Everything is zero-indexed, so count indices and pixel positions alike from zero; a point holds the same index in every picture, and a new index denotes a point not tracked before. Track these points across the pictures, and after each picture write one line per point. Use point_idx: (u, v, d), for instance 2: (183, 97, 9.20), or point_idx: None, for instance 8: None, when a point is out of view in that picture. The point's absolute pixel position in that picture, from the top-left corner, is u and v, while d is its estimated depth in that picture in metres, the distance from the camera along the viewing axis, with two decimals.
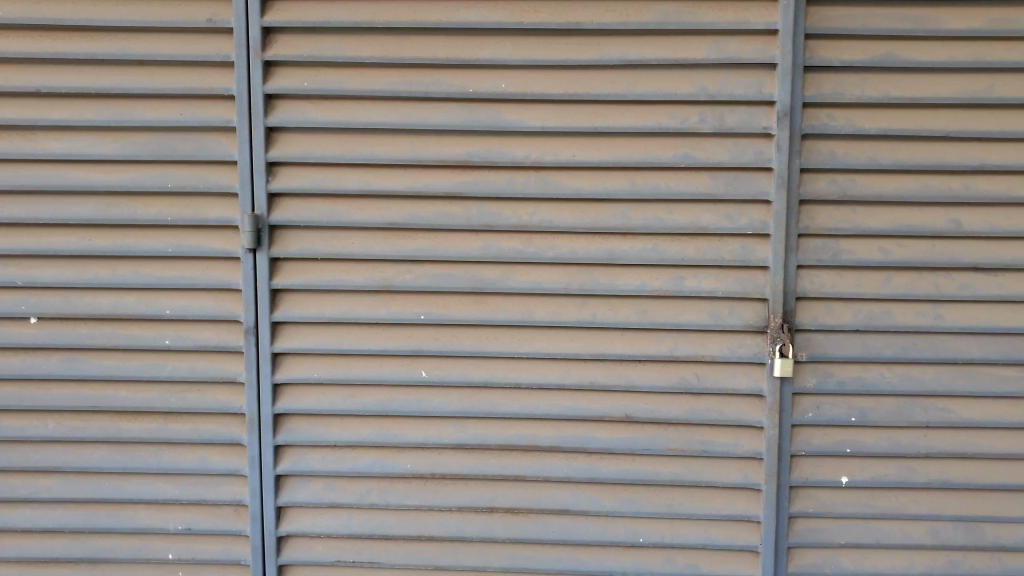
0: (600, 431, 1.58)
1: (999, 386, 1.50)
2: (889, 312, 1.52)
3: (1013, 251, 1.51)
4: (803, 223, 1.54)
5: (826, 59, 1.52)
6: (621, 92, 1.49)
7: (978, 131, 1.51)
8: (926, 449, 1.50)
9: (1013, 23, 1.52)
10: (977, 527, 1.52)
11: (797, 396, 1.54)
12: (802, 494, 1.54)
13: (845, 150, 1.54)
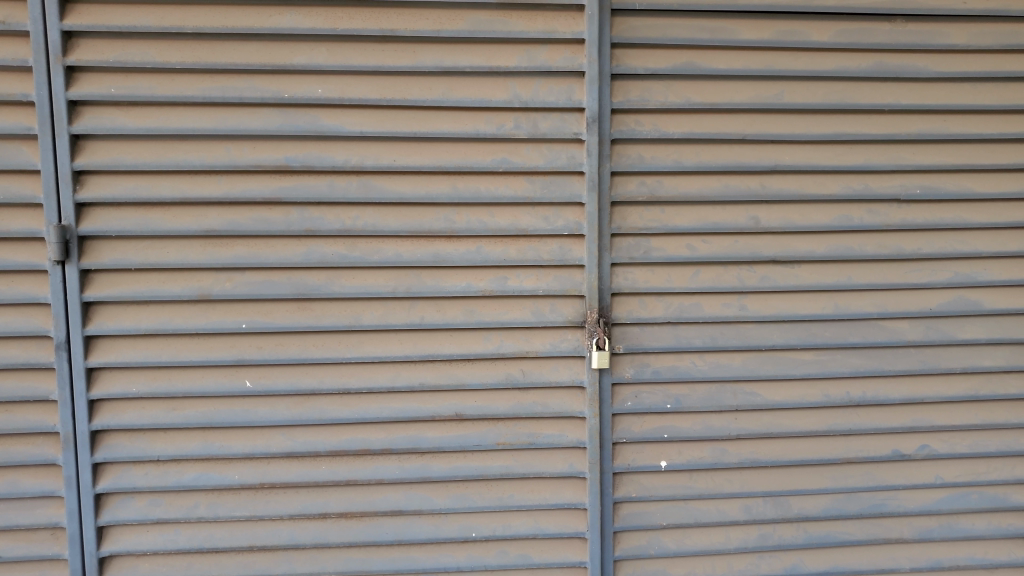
0: (432, 430, 1.53)
1: (797, 369, 1.59)
2: (699, 304, 1.57)
3: (807, 244, 1.57)
4: (615, 223, 1.52)
5: (632, 67, 1.48)
6: (437, 98, 1.44)
7: (775, 134, 1.53)
8: (736, 432, 1.59)
9: (806, 31, 1.52)
10: (784, 500, 1.63)
11: (617, 386, 1.57)
12: (626, 479, 1.59)
13: (652, 154, 1.52)
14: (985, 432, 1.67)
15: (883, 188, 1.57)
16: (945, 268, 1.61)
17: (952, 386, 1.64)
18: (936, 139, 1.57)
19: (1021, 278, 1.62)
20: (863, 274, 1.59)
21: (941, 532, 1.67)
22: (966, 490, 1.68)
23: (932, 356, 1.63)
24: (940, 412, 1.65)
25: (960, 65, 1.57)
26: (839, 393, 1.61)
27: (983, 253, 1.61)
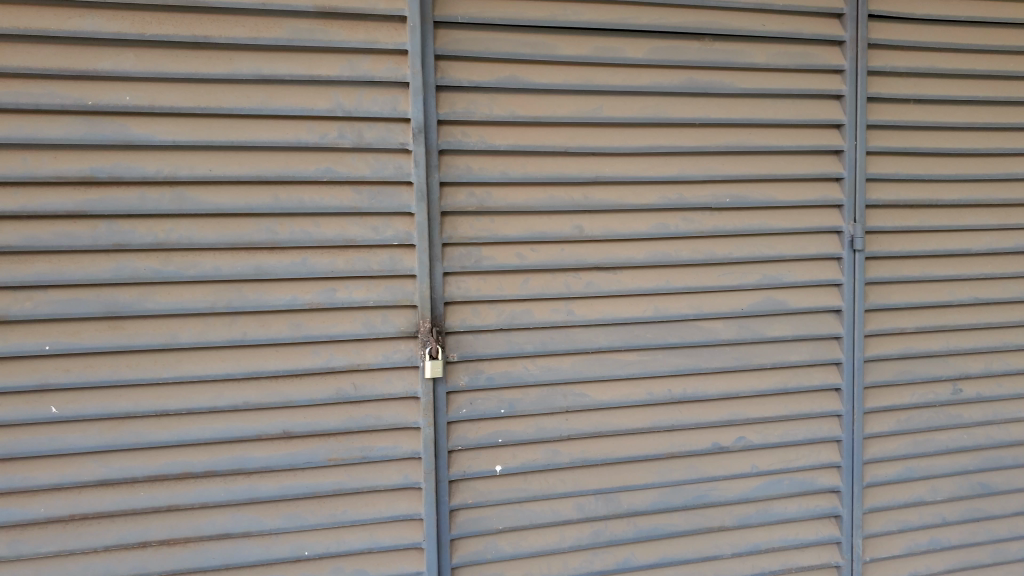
0: (259, 449, 1.48)
1: (622, 370, 1.66)
2: (529, 311, 1.60)
3: (627, 251, 1.65)
4: (446, 233, 1.52)
5: (456, 79, 1.49)
6: (256, 107, 1.40)
7: (595, 147, 1.59)
8: (567, 433, 1.64)
9: (621, 48, 1.59)
10: (614, 497, 1.69)
11: (452, 394, 1.57)
12: (462, 486, 1.60)
13: (479, 164, 1.53)
14: (793, 422, 1.79)
15: (695, 198, 1.66)
16: (753, 271, 1.73)
17: (763, 381, 1.76)
18: (741, 151, 1.68)
19: (819, 279, 1.76)
20: (679, 278, 1.68)
21: (758, 517, 1.78)
22: (779, 476, 1.79)
23: (744, 353, 1.74)
24: (752, 405, 1.76)
25: (761, 83, 1.68)
26: (661, 391, 1.69)
27: (785, 256, 1.73)
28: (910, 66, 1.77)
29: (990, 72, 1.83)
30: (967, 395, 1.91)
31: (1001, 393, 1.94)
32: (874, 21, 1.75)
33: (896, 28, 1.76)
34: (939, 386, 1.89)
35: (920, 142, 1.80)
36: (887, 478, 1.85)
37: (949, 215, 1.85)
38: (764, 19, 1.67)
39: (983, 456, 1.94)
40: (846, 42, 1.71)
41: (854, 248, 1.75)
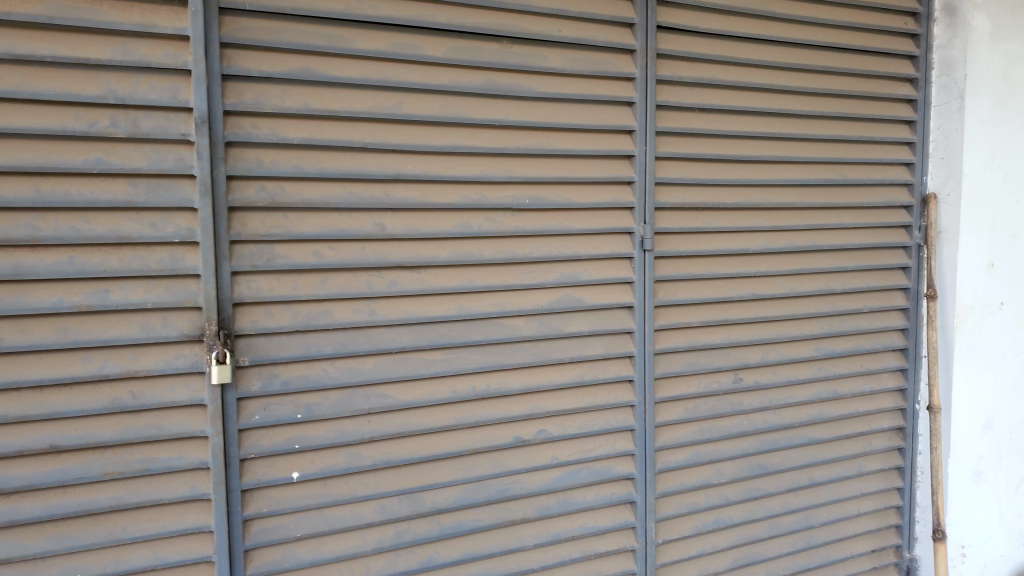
0: (21, 466, 1.33)
1: (426, 369, 1.65)
2: (327, 311, 1.55)
3: (430, 250, 1.63)
4: (235, 230, 1.44)
5: (244, 69, 1.42)
6: (11, 89, 1.26)
7: (395, 144, 1.56)
8: (368, 435, 1.60)
9: (420, 45, 1.58)
10: (417, 496, 1.67)
11: (243, 401, 1.50)
12: (256, 495, 1.52)
13: (271, 158, 1.47)
14: (591, 414, 1.86)
15: (496, 198, 1.68)
16: (552, 270, 1.77)
17: (562, 375, 1.81)
18: (540, 153, 1.72)
19: (613, 276, 1.84)
20: (480, 276, 1.69)
21: (558, 508, 1.82)
22: (579, 466, 1.84)
23: (544, 349, 1.78)
24: (552, 399, 1.80)
25: (558, 87, 1.73)
26: (464, 388, 1.70)
27: (581, 255, 1.79)
28: (695, 77, 1.88)
29: (763, 86, 1.98)
30: (746, 382, 2.06)
31: (775, 380, 2.11)
32: (663, 32, 1.84)
33: (683, 40, 1.87)
34: (722, 376, 2.03)
35: (705, 148, 1.92)
36: (677, 463, 1.96)
37: (730, 218, 1.98)
38: (561, 24, 1.72)
39: (760, 439, 2.11)
40: (637, 51, 1.79)
41: (644, 248, 1.85)
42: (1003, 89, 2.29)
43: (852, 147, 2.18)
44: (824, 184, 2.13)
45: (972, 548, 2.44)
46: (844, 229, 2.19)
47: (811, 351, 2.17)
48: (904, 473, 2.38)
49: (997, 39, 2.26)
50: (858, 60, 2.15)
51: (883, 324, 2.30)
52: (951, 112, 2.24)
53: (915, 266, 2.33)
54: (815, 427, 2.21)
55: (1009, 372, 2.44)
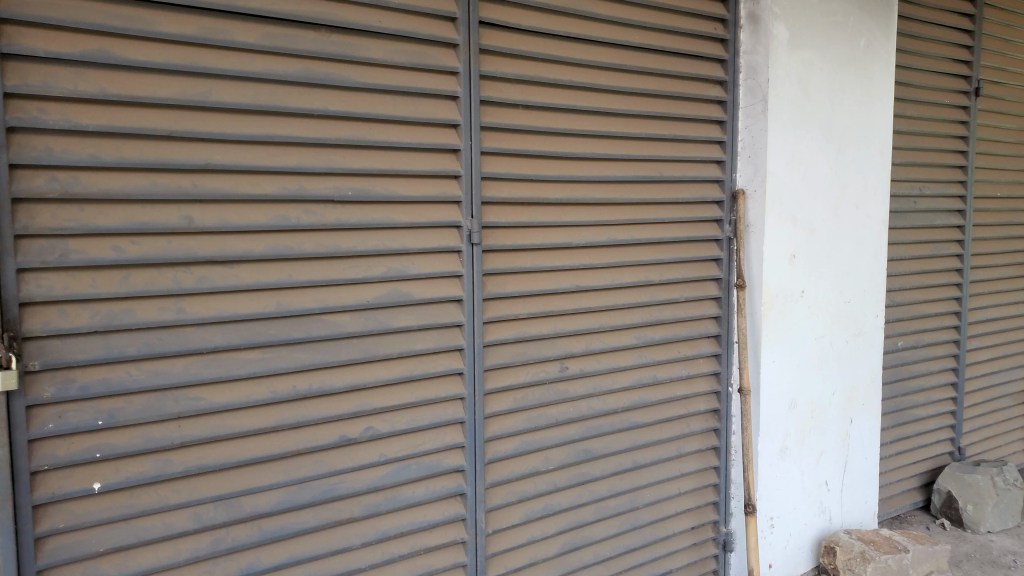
0: None
1: (243, 369, 1.59)
2: (129, 310, 1.46)
3: (246, 244, 1.57)
4: (19, 223, 1.32)
5: (28, 48, 1.30)
6: None
7: (205, 132, 1.49)
8: (180, 440, 1.52)
9: (231, 30, 1.51)
10: (234, 502, 1.60)
11: (34, 409, 1.38)
12: (51, 510, 1.41)
13: (62, 146, 1.36)
14: (420, 409, 1.85)
15: (317, 190, 1.63)
16: (377, 264, 1.75)
17: (389, 370, 1.79)
18: (362, 145, 1.69)
19: (440, 270, 1.83)
20: (301, 271, 1.64)
21: (386, 505, 1.80)
22: (406, 462, 1.83)
23: (370, 345, 1.75)
24: (379, 395, 1.78)
25: (380, 78, 1.70)
26: (284, 388, 1.64)
27: (408, 249, 1.77)
28: (517, 73, 1.91)
29: (582, 84, 2.04)
30: (572, 371, 2.13)
31: (598, 368, 2.19)
32: (484, 28, 1.86)
33: (505, 37, 1.89)
34: (547, 365, 2.09)
35: (528, 144, 1.96)
36: (506, 453, 2.00)
37: (553, 212, 2.04)
38: (382, 15, 1.69)
39: (585, 425, 2.18)
40: (459, 45, 1.80)
41: (470, 242, 1.86)
42: (801, 93, 2.48)
43: (668, 145, 2.29)
44: (642, 180, 2.23)
45: (779, 518, 2.64)
46: (660, 223, 2.30)
47: (632, 339, 2.27)
48: (720, 452, 2.54)
49: (796, 48, 2.43)
50: (672, 62, 2.26)
51: (698, 313, 2.44)
52: (756, 114, 2.40)
53: (726, 258, 2.48)
54: (637, 411, 2.31)
55: (808, 355, 2.66)
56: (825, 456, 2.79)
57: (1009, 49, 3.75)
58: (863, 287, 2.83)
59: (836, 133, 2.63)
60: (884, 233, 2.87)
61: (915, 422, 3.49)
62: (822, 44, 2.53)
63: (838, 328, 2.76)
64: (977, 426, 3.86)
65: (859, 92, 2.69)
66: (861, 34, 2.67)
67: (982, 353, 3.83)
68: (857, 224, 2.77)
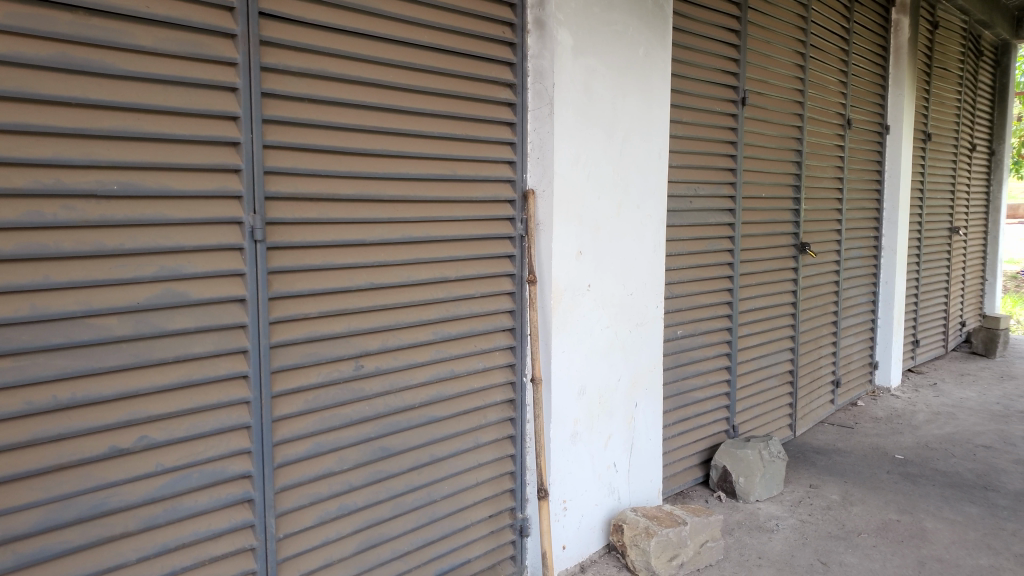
0: None
1: None
2: None
3: None
4: None
5: None
6: None
7: None
8: None
9: None
10: None
11: None
12: None
13: None
14: (202, 414, 1.77)
15: (77, 183, 1.52)
16: (151, 263, 1.65)
17: (166, 375, 1.70)
18: (131, 137, 1.59)
19: (220, 269, 1.76)
20: (61, 271, 1.53)
21: (165, 516, 1.71)
22: (187, 471, 1.75)
23: (144, 349, 1.66)
24: (154, 402, 1.69)
25: (150, 66, 1.61)
26: (44, 399, 1.52)
27: (184, 247, 1.69)
28: (302, 67, 1.88)
29: (370, 80, 2.04)
30: (367, 369, 2.12)
31: (394, 365, 2.19)
32: (265, 19, 1.81)
33: (287, 29, 1.85)
34: (341, 364, 2.06)
35: (315, 139, 1.93)
36: (297, 455, 1.96)
37: (343, 209, 2.02)
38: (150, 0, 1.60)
39: (382, 423, 2.18)
40: (238, 35, 1.74)
41: (254, 239, 1.81)
42: (585, 98, 2.61)
43: (460, 144, 2.33)
44: (434, 178, 2.26)
45: (571, 501, 2.78)
46: (454, 221, 2.34)
47: (429, 335, 2.29)
48: (515, 441, 2.63)
49: (579, 55, 2.56)
50: (461, 63, 2.31)
51: (493, 307, 2.50)
52: (543, 116, 2.50)
53: (519, 254, 2.57)
54: (434, 406, 2.34)
55: (596, 345, 2.81)
56: (612, 439, 2.96)
57: (769, 64, 4.15)
58: (644, 280, 3.03)
59: (618, 136, 2.80)
60: (662, 230, 3.09)
61: (695, 404, 3.79)
62: (603, 51, 2.67)
63: (623, 319, 2.94)
64: (749, 405, 4.24)
65: (638, 98, 2.87)
66: (639, 44, 2.85)
67: (751, 339, 4.22)
68: (638, 222, 2.96)
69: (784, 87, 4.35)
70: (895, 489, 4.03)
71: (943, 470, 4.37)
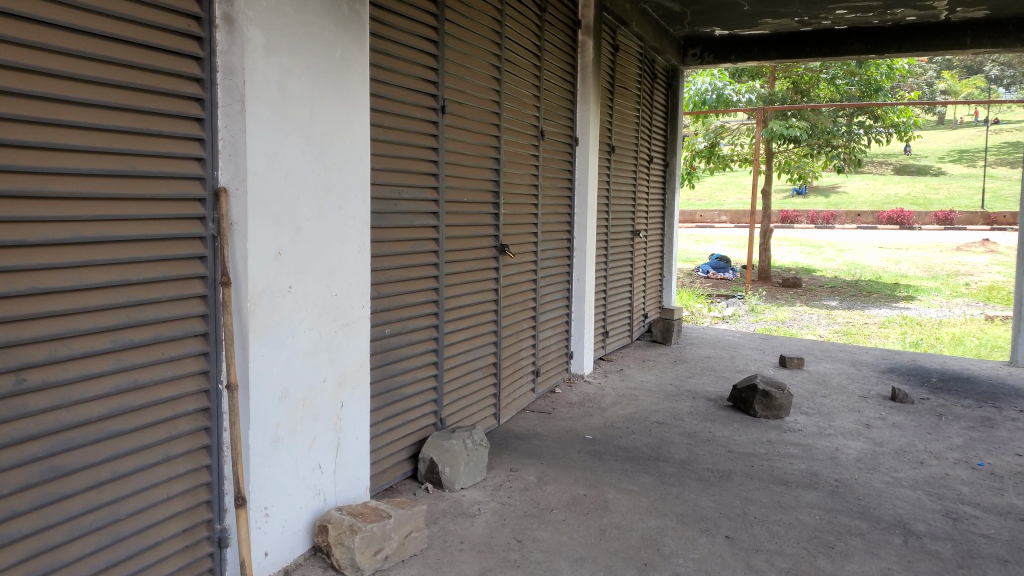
0: None
1: None
2: None
3: None
4: None
5: None
6: None
7: None
8: None
9: None
10: None
11: None
12: None
13: None
14: None
15: None
16: None
17: None
18: None
19: None
20: None
21: None
22: None
23: None
24: None
25: None
26: None
27: None
28: None
29: (27, 67, 1.90)
30: (31, 383, 1.95)
31: (65, 377, 2.03)
32: None
33: None
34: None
35: None
36: None
37: None
38: None
39: (52, 440, 2.00)
40: None
41: None
42: (280, 97, 2.59)
43: (141, 139, 2.22)
44: (111, 174, 2.13)
45: (274, 507, 2.73)
46: (136, 220, 2.22)
47: (107, 343, 2.15)
48: (211, 450, 2.53)
49: (272, 53, 2.53)
50: (140, 54, 2.20)
51: (183, 311, 2.39)
52: (234, 113, 2.44)
53: (212, 255, 2.48)
54: (115, 419, 2.19)
55: (297, 346, 2.79)
56: (317, 441, 2.96)
57: (467, 74, 4.39)
58: (348, 281, 3.06)
59: (316, 138, 2.80)
60: (366, 232, 3.14)
61: (404, 400, 3.89)
62: (298, 52, 2.66)
63: (326, 319, 2.94)
64: (455, 398, 4.43)
65: (336, 101, 2.90)
66: (335, 47, 2.88)
67: (457, 335, 4.42)
68: (341, 223, 2.98)
69: (482, 98, 4.61)
70: (583, 467, 4.45)
71: (624, 447, 4.90)
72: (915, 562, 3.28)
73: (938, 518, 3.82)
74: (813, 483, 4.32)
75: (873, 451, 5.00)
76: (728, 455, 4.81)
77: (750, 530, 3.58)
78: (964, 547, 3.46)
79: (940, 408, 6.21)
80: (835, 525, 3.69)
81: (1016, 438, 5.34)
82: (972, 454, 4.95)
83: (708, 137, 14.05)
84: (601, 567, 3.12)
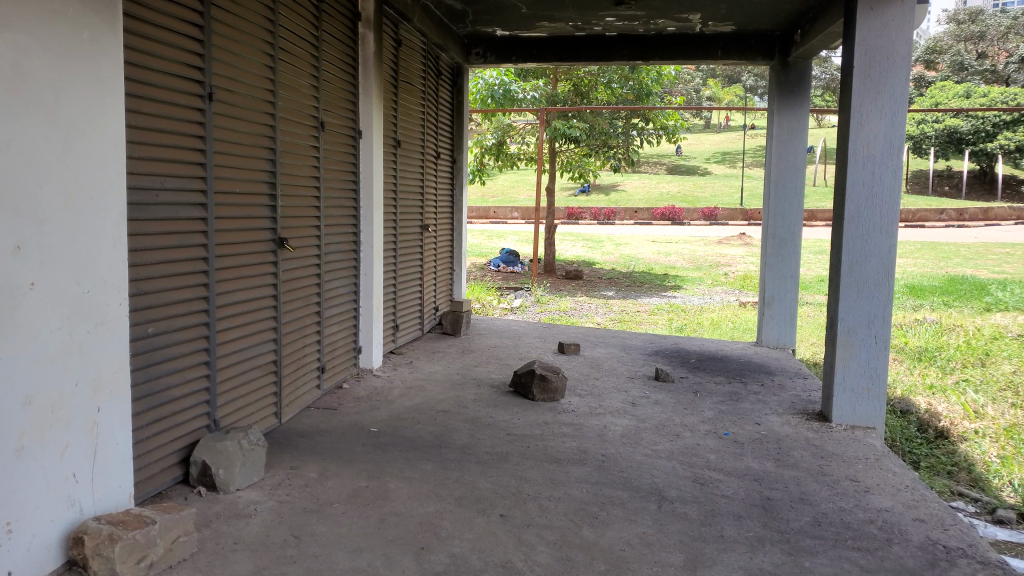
0: None
1: None
2: None
3: None
4: None
5: None
6: None
7: None
8: None
9: None
10: None
11: None
12: None
13: None
14: None
15: None
16: None
17: None
18: None
19: None
20: None
21: None
22: None
23: None
24: None
25: None
26: None
27: None
28: None
29: None
30: None
31: None
32: None
33: None
34: None
35: None
36: None
37: None
38: None
39: None
40: None
41: None
42: (15, 78, 2.39)
43: None
44: None
45: (18, 522, 2.53)
46: None
47: None
48: None
49: (3, 29, 2.33)
50: None
51: None
52: None
53: None
54: None
55: (44, 347, 2.59)
56: (69, 449, 2.76)
57: (237, 62, 4.24)
58: (102, 277, 2.88)
59: (61, 124, 2.61)
60: (123, 224, 2.97)
61: (172, 402, 3.71)
62: (36, 30, 2.47)
63: (77, 318, 2.75)
64: (231, 398, 4.28)
65: (84, 84, 2.71)
66: (83, 27, 2.69)
67: (232, 332, 4.27)
68: (92, 216, 2.80)
69: (254, 87, 4.47)
70: (365, 460, 4.46)
71: (408, 437, 4.97)
72: (665, 525, 3.63)
73: (687, 484, 4.24)
74: (582, 459, 4.63)
75: (636, 427, 5.44)
76: (506, 438, 5.03)
77: (522, 507, 3.78)
78: (707, 508, 3.87)
79: (696, 385, 6.85)
80: (599, 497, 3.98)
81: (756, 409, 6.02)
82: (720, 425, 5.52)
83: (496, 135, 14.44)
84: (379, 555, 3.17)
